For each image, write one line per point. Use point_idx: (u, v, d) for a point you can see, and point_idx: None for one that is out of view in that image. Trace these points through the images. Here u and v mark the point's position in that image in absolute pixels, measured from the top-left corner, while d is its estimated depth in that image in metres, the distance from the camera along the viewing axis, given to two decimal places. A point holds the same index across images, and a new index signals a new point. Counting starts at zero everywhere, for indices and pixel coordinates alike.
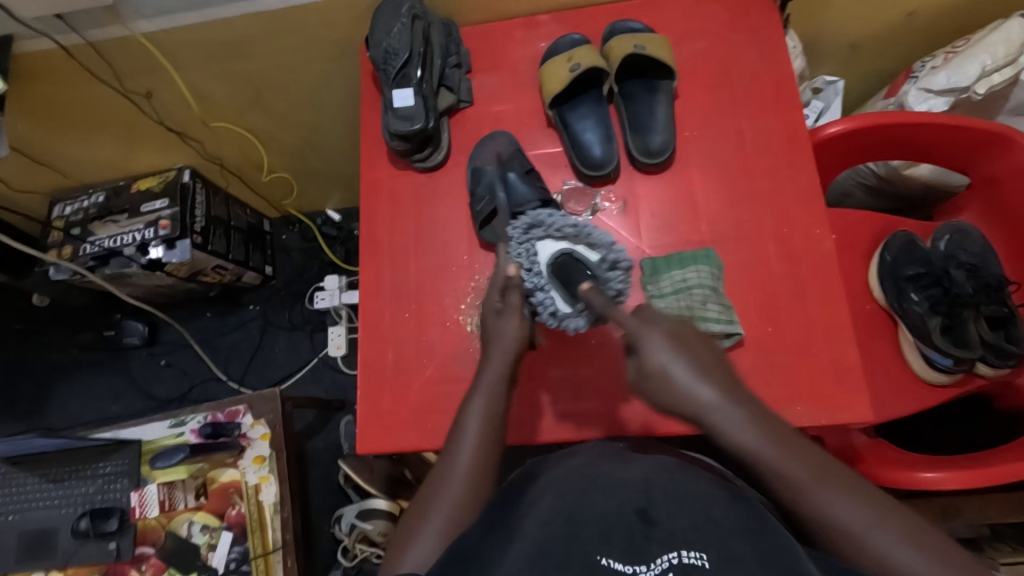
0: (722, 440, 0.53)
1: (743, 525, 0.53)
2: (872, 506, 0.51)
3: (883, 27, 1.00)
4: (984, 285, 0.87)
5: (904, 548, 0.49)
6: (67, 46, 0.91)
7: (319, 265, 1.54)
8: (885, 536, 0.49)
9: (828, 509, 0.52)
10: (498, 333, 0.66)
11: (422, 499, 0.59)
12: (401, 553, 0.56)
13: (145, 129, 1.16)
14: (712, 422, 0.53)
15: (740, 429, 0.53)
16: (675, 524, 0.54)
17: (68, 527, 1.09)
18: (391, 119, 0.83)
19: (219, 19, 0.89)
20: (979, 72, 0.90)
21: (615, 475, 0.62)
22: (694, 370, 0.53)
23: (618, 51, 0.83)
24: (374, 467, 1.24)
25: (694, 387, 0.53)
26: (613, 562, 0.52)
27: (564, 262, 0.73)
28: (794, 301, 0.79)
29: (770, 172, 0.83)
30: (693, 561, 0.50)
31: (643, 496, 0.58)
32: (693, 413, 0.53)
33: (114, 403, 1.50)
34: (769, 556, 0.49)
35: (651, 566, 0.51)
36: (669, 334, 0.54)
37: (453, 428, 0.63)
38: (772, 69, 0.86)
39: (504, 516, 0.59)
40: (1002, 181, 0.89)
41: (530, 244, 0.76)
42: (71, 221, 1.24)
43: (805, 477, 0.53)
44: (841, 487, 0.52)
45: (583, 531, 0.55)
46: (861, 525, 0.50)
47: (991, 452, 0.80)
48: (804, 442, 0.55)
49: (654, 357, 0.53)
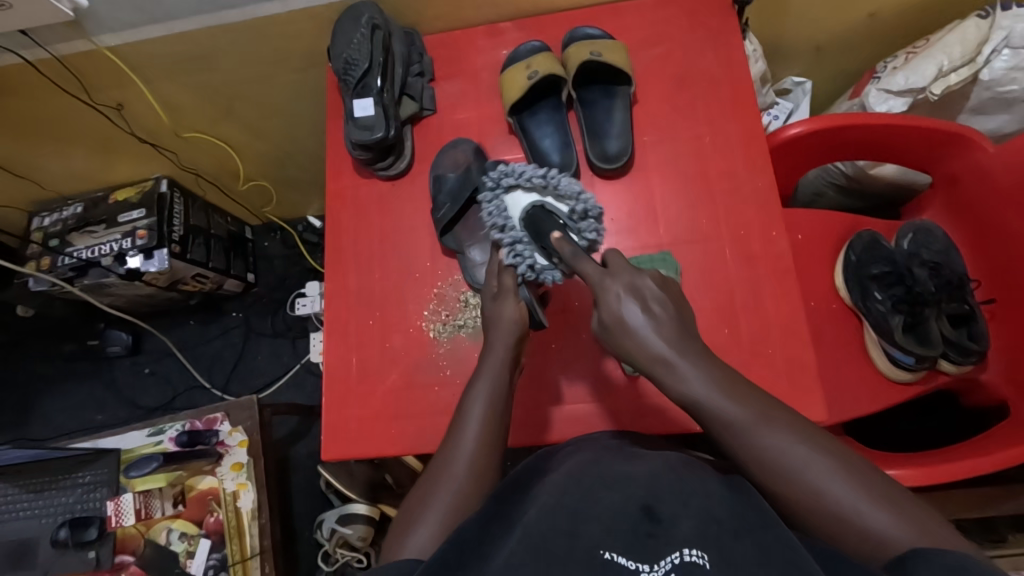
0: (672, 386, 0.56)
1: (749, 523, 0.47)
2: (815, 446, 0.52)
3: (845, 28, 1.01)
4: (947, 283, 0.88)
5: (843, 482, 0.50)
6: (33, 60, 0.92)
7: (300, 272, 1.55)
8: (828, 473, 0.50)
9: (770, 445, 0.52)
10: (496, 316, 0.66)
11: (420, 491, 0.59)
12: (397, 544, 0.55)
13: (119, 140, 1.17)
14: (660, 369, 0.55)
15: (689, 373, 0.55)
16: (681, 523, 0.47)
17: (46, 538, 1.09)
18: (352, 129, 0.84)
19: (184, 32, 0.91)
20: (935, 73, 0.91)
21: (619, 472, 0.55)
22: (658, 321, 0.56)
23: (575, 58, 0.84)
24: (354, 472, 1.21)
25: (653, 338, 0.55)
26: (617, 557, 0.45)
27: (538, 216, 0.67)
28: (750, 303, 0.80)
29: (727, 175, 0.84)
30: (694, 559, 0.44)
31: (648, 492, 0.51)
32: (647, 363, 0.56)
33: (99, 412, 1.51)
34: (778, 556, 0.43)
35: (655, 566, 0.45)
36: (630, 286, 0.56)
37: (456, 415, 0.63)
38: (730, 73, 0.87)
39: (502, 509, 0.54)
40: (961, 179, 0.91)
41: (503, 201, 0.70)
42: (50, 232, 1.25)
43: (740, 421, 0.54)
44: (784, 426, 0.53)
45: (585, 529, 0.48)
46: (806, 461, 0.51)
47: (955, 449, 0.81)
48: (755, 391, 0.56)
49: (610, 308, 0.56)
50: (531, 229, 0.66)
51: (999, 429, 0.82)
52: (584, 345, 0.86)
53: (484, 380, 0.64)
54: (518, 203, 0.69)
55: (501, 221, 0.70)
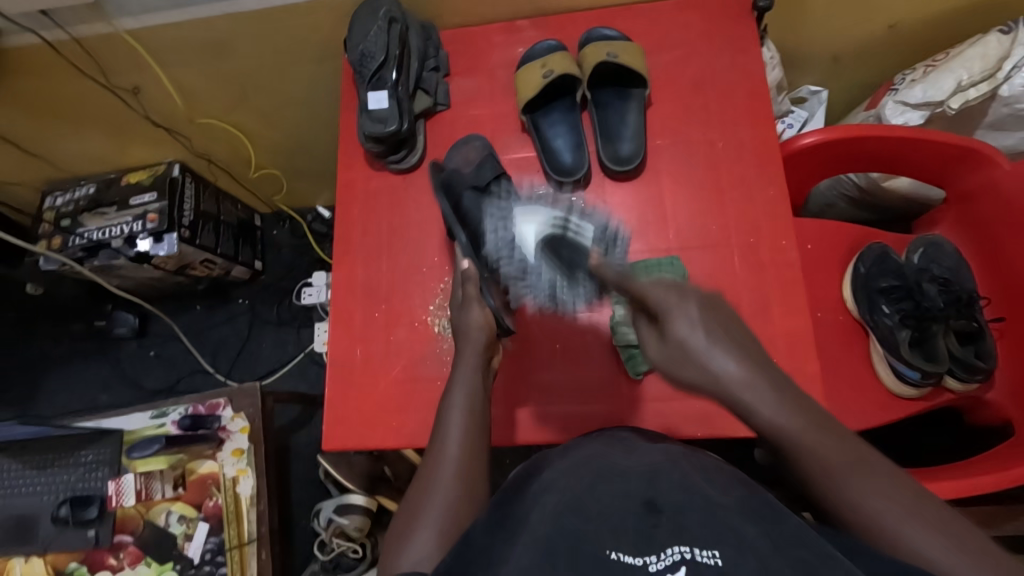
0: (755, 417, 0.53)
1: (755, 515, 0.46)
2: (896, 492, 0.49)
3: (864, 39, 1.01)
4: (956, 299, 0.87)
5: (925, 532, 0.47)
6: (52, 41, 0.93)
7: (307, 262, 1.55)
8: (909, 522, 0.47)
9: (851, 488, 0.50)
10: (465, 324, 0.69)
11: (412, 503, 0.57)
12: (395, 555, 0.53)
13: (133, 124, 1.17)
14: (741, 390, 0.52)
15: (766, 405, 0.52)
16: (685, 515, 0.47)
17: (47, 515, 1.10)
18: (366, 122, 0.85)
19: (202, 18, 0.91)
20: (953, 86, 0.90)
21: (622, 468, 0.54)
22: (718, 338, 0.53)
23: (591, 58, 0.84)
24: (353, 463, 1.21)
25: (724, 358, 0.52)
26: (623, 555, 0.44)
27: (559, 243, 0.73)
28: (756, 311, 0.80)
29: (738, 182, 0.84)
30: (706, 559, 0.42)
31: (648, 487, 0.50)
32: (720, 388, 0.53)
33: (103, 393, 1.52)
34: (785, 543, 0.43)
35: (660, 557, 0.44)
36: (699, 304, 0.54)
37: (436, 428, 0.63)
38: (745, 80, 0.87)
39: (504, 514, 0.52)
40: (975, 196, 0.90)
41: (513, 228, 0.77)
42: (62, 212, 1.26)
43: (818, 447, 0.52)
44: (870, 472, 0.50)
45: (590, 528, 0.47)
46: (892, 510, 0.48)
47: (959, 466, 0.80)
48: (838, 429, 0.53)
49: (677, 329, 0.53)
50: (552, 254, 0.73)
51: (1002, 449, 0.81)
52: (587, 346, 0.86)
53: (461, 386, 0.65)
54: (532, 230, 0.76)
55: (515, 250, 0.75)
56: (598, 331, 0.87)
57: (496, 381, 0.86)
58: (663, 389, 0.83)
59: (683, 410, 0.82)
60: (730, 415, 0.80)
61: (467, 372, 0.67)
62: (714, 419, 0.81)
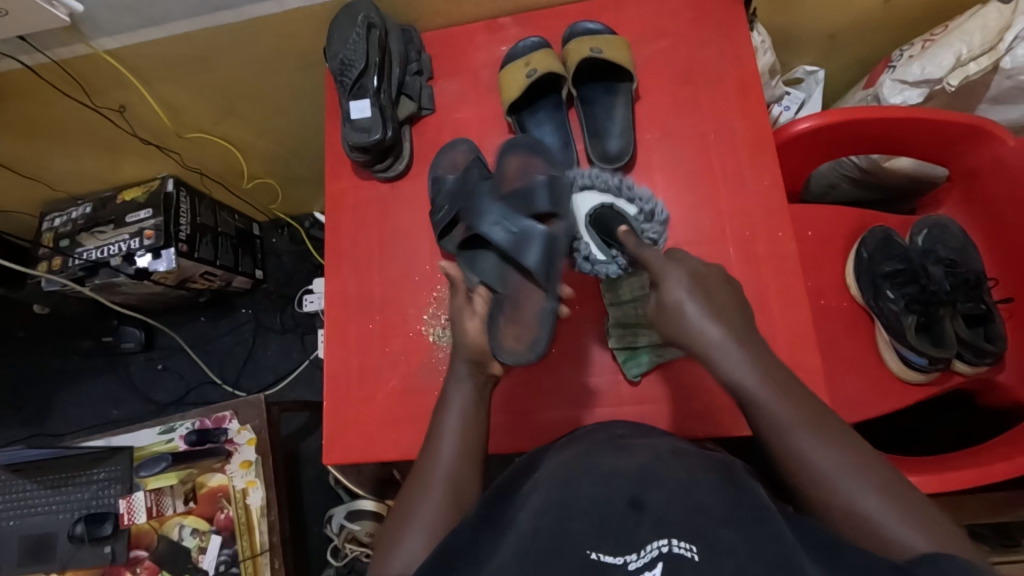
0: (719, 372, 0.56)
1: (737, 511, 0.44)
2: (854, 456, 0.50)
3: (860, 16, 0.97)
4: (963, 282, 0.84)
5: (872, 494, 0.48)
6: (33, 65, 0.92)
7: (308, 268, 1.55)
8: (863, 484, 0.48)
9: (807, 451, 0.51)
10: (460, 335, 0.67)
11: (400, 506, 0.57)
12: (384, 560, 0.53)
13: (123, 142, 1.17)
14: (713, 351, 0.56)
15: (738, 364, 0.55)
16: (670, 511, 0.44)
17: (64, 533, 1.11)
18: (349, 132, 0.84)
19: (181, 35, 0.90)
20: (953, 62, 0.87)
21: (607, 465, 0.51)
22: (705, 308, 0.57)
23: (575, 55, 0.82)
24: (361, 470, 1.11)
25: (707, 323, 0.57)
26: (604, 556, 0.42)
27: (603, 217, 0.75)
28: (755, 306, 0.79)
29: (732, 174, 0.82)
30: (682, 551, 0.41)
31: (636, 483, 0.47)
32: (698, 347, 0.57)
33: (114, 407, 1.54)
34: (763, 541, 0.41)
35: (641, 554, 0.42)
36: (692, 273, 0.60)
37: (431, 431, 0.64)
38: (735, 67, 0.85)
39: (492, 513, 0.51)
40: (982, 174, 0.87)
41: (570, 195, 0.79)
42: (60, 233, 1.26)
43: (789, 420, 0.52)
44: (829, 435, 0.51)
45: (572, 526, 0.44)
46: (840, 473, 0.49)
47: (974, 453, 0.79)
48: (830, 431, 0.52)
49: (672, 291, 0.58)
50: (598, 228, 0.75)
51: (1009, 433, 0.80)
52: (586, 349, 0.86)
53: (456, 392, 0.65)
54: (585, 201, 0.78)
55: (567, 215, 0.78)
56: (595, 333, 0.86)
57: (498, 388, 0.86)
58: (661, 389, 0.82)
59: (684, 408, 0.81)
60: (734, 412, 0.80)
61: (459, 380, 0.66)
62: (718, 416, 0.80)
